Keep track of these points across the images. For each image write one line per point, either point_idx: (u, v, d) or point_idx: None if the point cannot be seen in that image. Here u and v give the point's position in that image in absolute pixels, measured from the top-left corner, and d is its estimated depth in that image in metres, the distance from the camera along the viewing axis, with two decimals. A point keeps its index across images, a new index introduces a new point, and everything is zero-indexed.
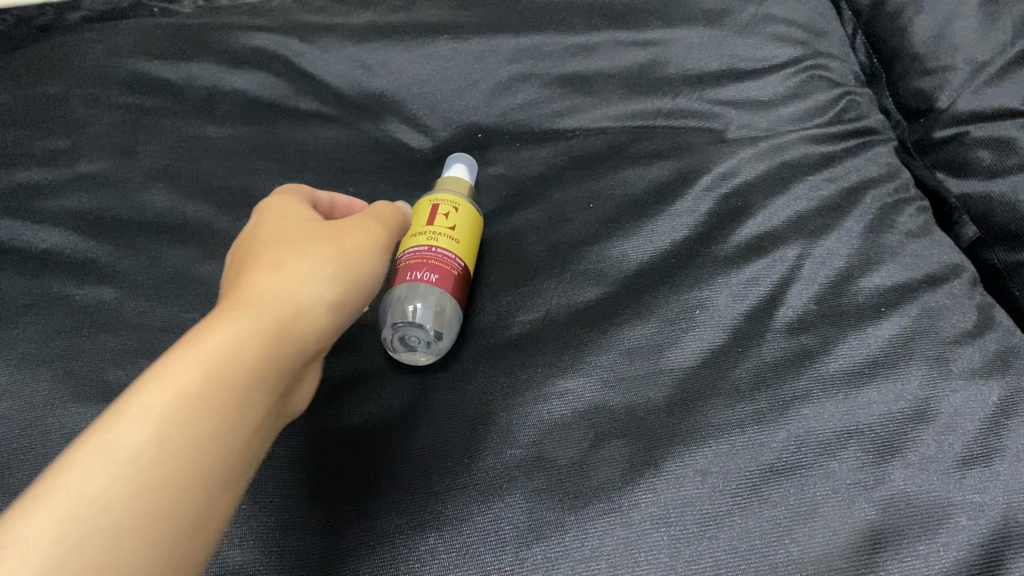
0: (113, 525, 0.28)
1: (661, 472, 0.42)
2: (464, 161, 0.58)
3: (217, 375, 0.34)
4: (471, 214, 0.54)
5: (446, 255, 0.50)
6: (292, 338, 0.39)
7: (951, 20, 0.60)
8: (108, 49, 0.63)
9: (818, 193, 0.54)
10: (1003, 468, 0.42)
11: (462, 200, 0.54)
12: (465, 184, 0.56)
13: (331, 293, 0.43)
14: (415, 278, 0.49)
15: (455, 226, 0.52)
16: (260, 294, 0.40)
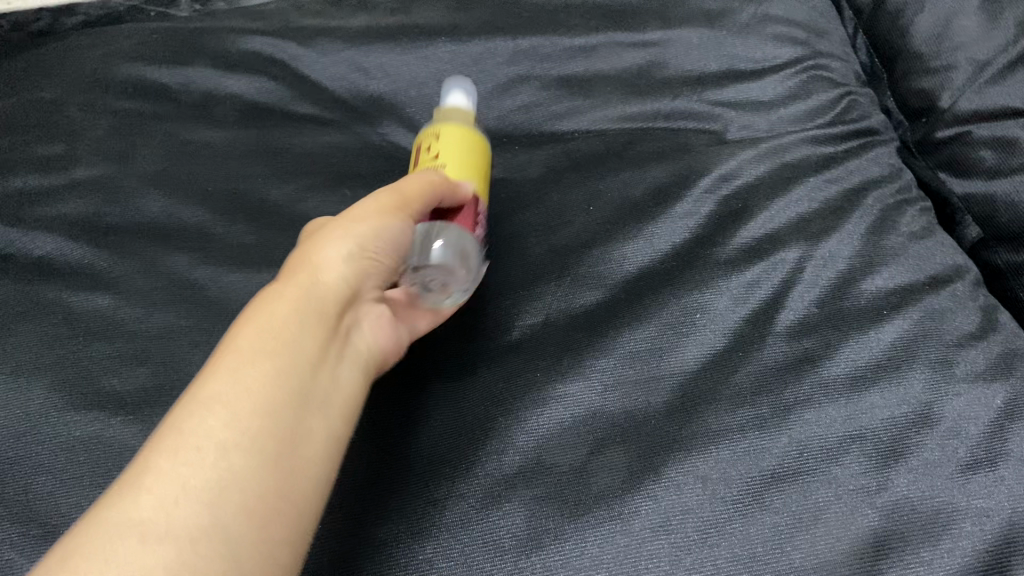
0: (214, 455, 0.31)
1: (662, 480, 0.41)
2: (454, 86, 0.57)
3: (283, 329, 0.37)
4: (458, 132, 0.52)
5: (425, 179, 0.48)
6: (348, 278, 0.41)
7: (952, 19, 0.59)
8: (105, 54, 0.63)
9: (820, 195, 0.54)
10: (1007, 473, 0.41)
11: (444, 125, 0.52)
12: (453, 108, 0.55)
13: (371, 222, 0.42)
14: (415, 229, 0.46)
15: (436, 154, 0.51)
16: (308, 251, 0.41)
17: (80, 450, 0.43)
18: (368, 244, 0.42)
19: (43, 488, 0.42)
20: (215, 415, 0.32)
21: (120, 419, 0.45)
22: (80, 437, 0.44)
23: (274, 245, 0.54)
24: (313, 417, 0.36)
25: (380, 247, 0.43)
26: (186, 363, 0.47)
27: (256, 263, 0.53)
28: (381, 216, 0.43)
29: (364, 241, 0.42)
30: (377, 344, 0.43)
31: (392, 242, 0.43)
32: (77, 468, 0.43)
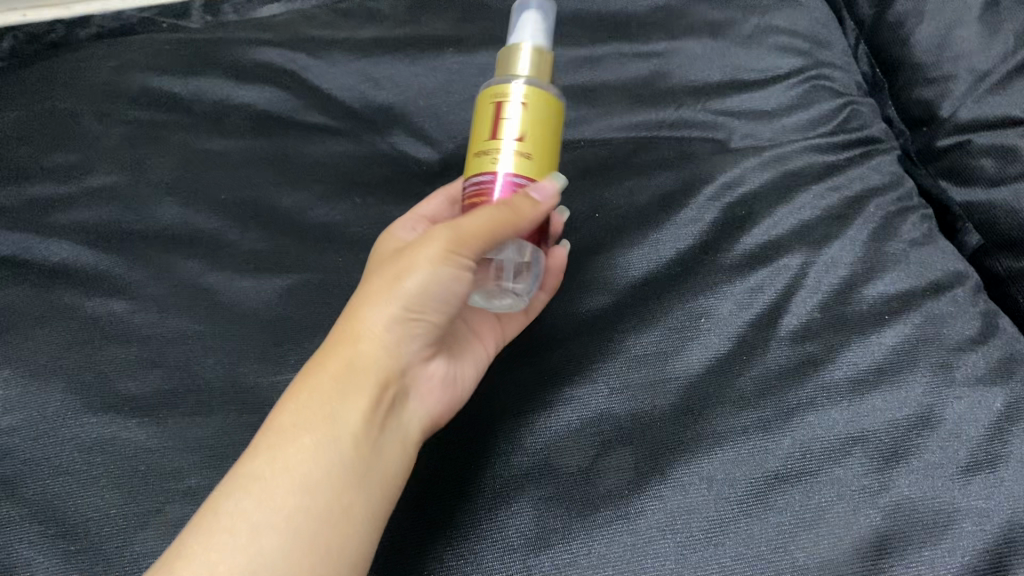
0: (249, 540, 0.35)
1: (667, 480, 0.42)
2: (533, 18, 0.46)
3: (328, 406, 0.40)
4: (547, 103, 0.44)
5: (515, 181, 0.43)
6: (390, 342, 0.42)
7: (951, 30, 0.60)
8: (120, 65, 0.62)
9: (822, 202, 0.55)
10: (1007, 474, 0.42)
11: (533, 88, 0.43)
12: (534, 58, 0.45)
13: (419, 282, 0.41)
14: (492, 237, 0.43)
15: (525, 133, 0.43)
16: (358, 311, 0.42)
17: (95, 451, 0.45)
18: (412, 305, 0.41)
19: (60, 488, 0.43)
20: (254, 499, 0.36)
21: (135, 422, 0.46)
22: (96, 438, 0.45)
23: (286, 252, 0.55)
24: (353, 490, 0.38)
25: (427, 308, 0.42)
26: (198, 367, 0.48)
27: (270, 270, 0.54)
28: (427, 276, 0.41)
29: (408, 305, 0.41)
30: (434, 393, 0.45)
31: (446, 292, 0.42)
32: (93, 469, 0.44)
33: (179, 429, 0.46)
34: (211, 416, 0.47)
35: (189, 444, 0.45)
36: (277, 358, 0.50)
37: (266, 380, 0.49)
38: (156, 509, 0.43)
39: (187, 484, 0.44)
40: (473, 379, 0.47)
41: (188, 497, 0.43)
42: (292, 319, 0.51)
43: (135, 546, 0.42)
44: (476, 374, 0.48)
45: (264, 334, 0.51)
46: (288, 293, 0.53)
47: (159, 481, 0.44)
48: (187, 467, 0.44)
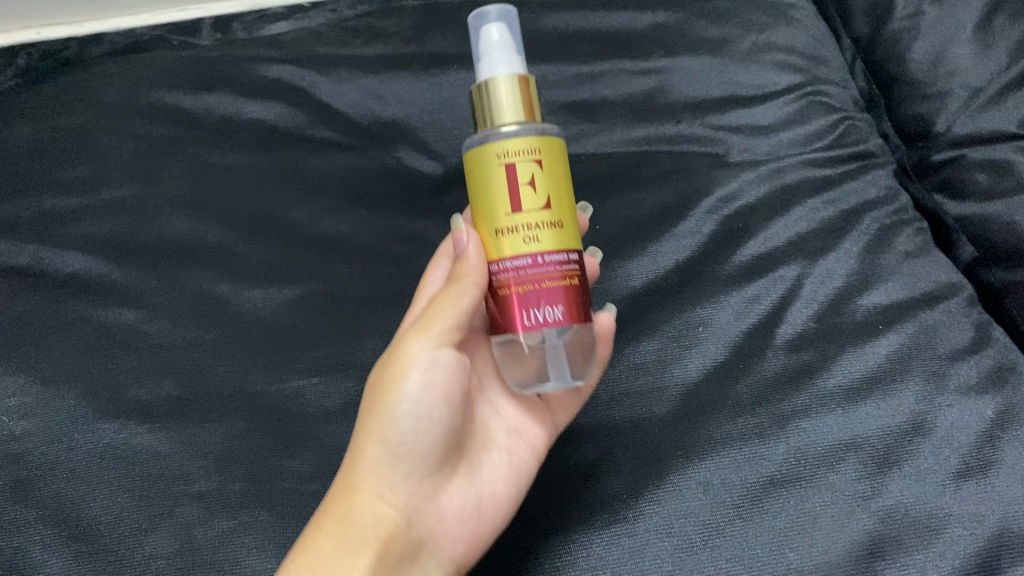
0: None
1: (665, 485, 0.45)
2: (498, 38, 0.41)
3: (326, 562, 0.38)
4: (555, 153, 0.40)
5: (554, 258, 0.39)
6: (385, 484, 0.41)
7: (946, 47, 0.61)
8: (132, 81, 0.63)
9: (818, 216, 0.56)
10: (997, 479, 0.44)
11: (538, 138, 0.39)
12: (522, 93, 0.40)
13: (393, 406, 0.40)
14: (541, 321, 0.39)
15: (548, 198, 0.39)
16: (349, 463, 0.41)
17: (109, 456, 0.46)
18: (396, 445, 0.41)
19: (74, 491, 0.45)
20: None
21: (146, 428, 0.47)
22: (109, 443, 0.47)
23: (293, 264, 0.56)
24: None
25: (409, 433, 0.41)
26: (208, 373, 0.50)
27: (278, 280, 0.55)
28: (400, 399, 0.40)
29: (388, 435, 0.40)
30: (450, 528, 0.43)
31: (430, 422, 0.41)
32: (107, 474, 0.46)
33: (191, 434, 0.47)
34: (219, 422, 0.48)
35: (199, 448, 0.47)
36: (284, 366, 0.51)
37: (273, 388, 0.50)
38: (167, 512, 0.45)
39: (198, 488, 0.46)
40: (507, 500, 0.45)
41: (197, 501, 0.45)
42: (300, 328, 0.53)
43: (147, 547, 0.44)
44: (512, 493, 0.45)
45: (271, 343, 0.52)
46: (296, 303, 0.54)
47: (171, 484, 0.46)
48: (197, 471, 0.46)
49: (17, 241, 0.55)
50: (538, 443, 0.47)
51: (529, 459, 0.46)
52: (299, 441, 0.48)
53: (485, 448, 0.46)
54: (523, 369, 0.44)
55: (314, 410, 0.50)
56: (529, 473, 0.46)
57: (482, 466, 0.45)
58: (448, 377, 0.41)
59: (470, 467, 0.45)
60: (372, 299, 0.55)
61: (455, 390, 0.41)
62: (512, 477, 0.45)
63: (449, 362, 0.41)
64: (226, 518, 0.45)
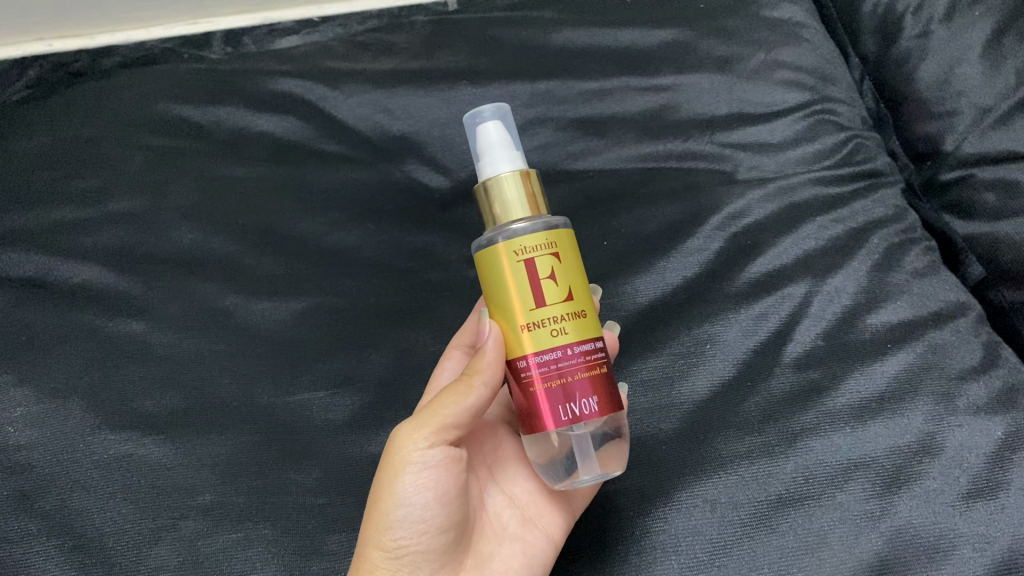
0: None
1: (672, 502, 0.46)
2: (496, 137, 0.43)
3: None
4: (568, 244, 0.41)
5: (582, 349, 0.39)
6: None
7: (954, 68, 0.61)
8: (139, 93, 0.63)
9: (826, 234, 0.55)
10: (1008, 501, 0.43)
11: (553, 231, 0.40)
12: (526, 191, 0.42)
13: (388, 508, 0.40)
14: (578, 414, 0.39)
15: (569, 288, 0.40)
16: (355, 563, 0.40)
17: (113, 468, 0.46)
18: (394, 540, 0.40)
19: (78, 503, 0.45)
20: None
21: (152, 439, 0.47)
22: (114, 455, 0.47)
23: (301, 277, 0.56)
24: None
25: (408, 535, 0.40)
26: (214, 385, 0.50)
27: (286, 293, 0.55)
28: (394, 501, 0.40)
29: (386, 539, 0.40)
30: None
31: (423, 513, 0.40)
32: (111, 485, 0.46)
33: (195, 446, 0.47)
34: (225, 435, 0.48)
35: (204, 461, 0.47)
36: (291, 378, 0.51)
37: (279, 402, 0.50)
38: (171, 525, 0.45)
39: (202, 500, 0.46)
40: None
41: (202, 514, 0.45)
42: (307, 341, 0.53)
43: (150, 560, 0.44)
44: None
45: (277, 356, 0.52)
46: (303, 317, 0.54)
47: (175, 497, 0.45)
48: (202, 483, 0.46)
49: (25, 252, 0.55)
50: (553, 530, 0.46)
51: (545, 546, 0.45)
52: (306, 454, 0.48)
53: (495, 540, 0.45)
54: (551, 458, 0.43)
55: (320, 423, 0.50)
56: (547, 562, 0.45)
57: (492, 559, 0.44)
58: (442, 472, 0.40)
59: (479, 560, 0.44)
60: (379, 314, 0.55)
61: (450, 485, 0.41)
62: (526, 567, 0.44)
63: (443, 458, 0.40)
64: (231, 531, 0.45)
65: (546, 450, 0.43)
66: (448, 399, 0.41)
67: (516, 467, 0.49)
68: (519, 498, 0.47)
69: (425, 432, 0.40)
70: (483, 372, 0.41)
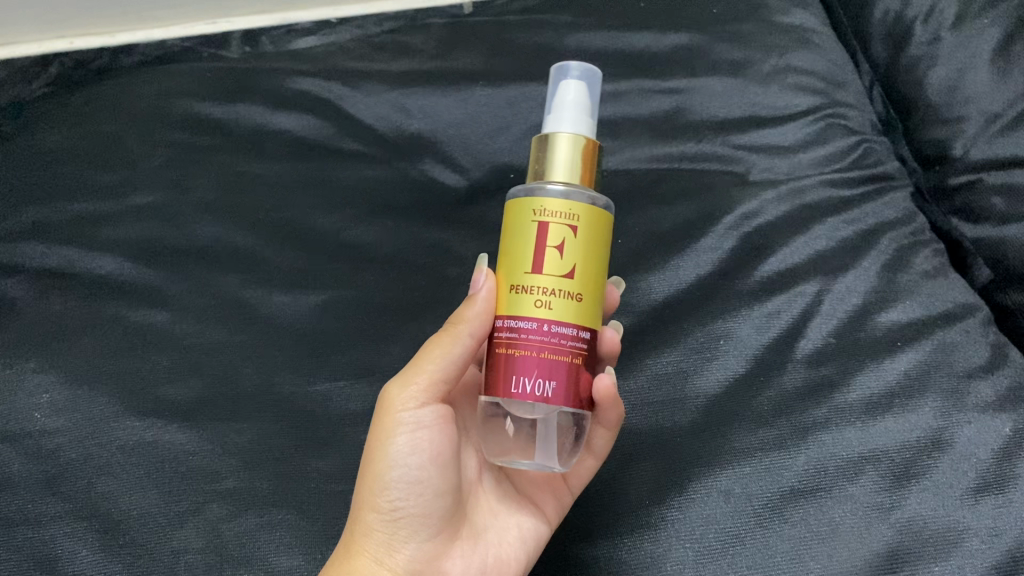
0: None
1: (686, 492, 0.47)
2: (573, 100, 0.42)
3: None
4: (596, 224, 0.40)
5: (562, 331, 0.38)
6: (383, 536, 0.41)
7: (964, 74, 0.62)
8: (162, 90, 0.64)
9: (837, 234, 0.56)
10: (1015, 496, 0.45)
11: (581, 205, 0.39)
12: (578, 160, 0.41)
13: (384, 469, 0.41)
14: (526, 390, 0.38)
15: (572, 267, 0.39)
16: (352, 520, 0.41)
17: (138, 453, 0.48)
18: (388, 501, 0.40)
19: (105, 487, 0.47)
20: None
21: (176, 426, 0.49)
22: (139, 441, 0.48)
23: (319, 269, 0.57)
24: None
25: (402, 497, 0.41)
26: (237, 374, 0.51)
27: (305, 286, 0.56)
28: (388, 463, 0.40)
29: (382, 500, 0.41)
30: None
31: (416, 474, 0.41)
32: (137, 470, 0.47)
33: (218, 433, 0.49)
34: (246, 423, 0.49)
35: (227, 447, 0.48)
36: (310, 368, 0.52)
37: (299, 391, 0.51)
38: (196, 508, 0.46)
39: (225, 485, 0.47)
40: (517, 566, 0.45)
41: (226, 498, 0.47)
42: (326, 333, 0.53)
43: (175, 542, 0.45)
44: (522, 558, 0.45)
45: (297, 346, 0.53)
46: (322, 309, 0.55)
47: (199, 482, 0.47)
48: (225, 469, 0.47)
49: (49, 241, 0.57)
50: (549, 507, 0.47)
51: (541, 523, 0.47)
52: (325, 441, 0.49)
53: (492, 511, 0.46)
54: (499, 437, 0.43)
55: (339, 413, 0.50)
56: (540, 536, 0.46)
57: (487, 531, 0.45)
58: (435, 433, 0.41)
59: (477, 531, 0.45)
60: (396, 308, 0.56)
61: (445, 447, 0.41)
62: (520, 542, 0.45)
63: (435, 417, 0.41)
64: (254, 516, 0.46)
65: (500, 426, 0.42)
66: (436, 357, 0.41)
67: None
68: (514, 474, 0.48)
69: (418, 394, 0.41)
70: (467, 322, 0.41)
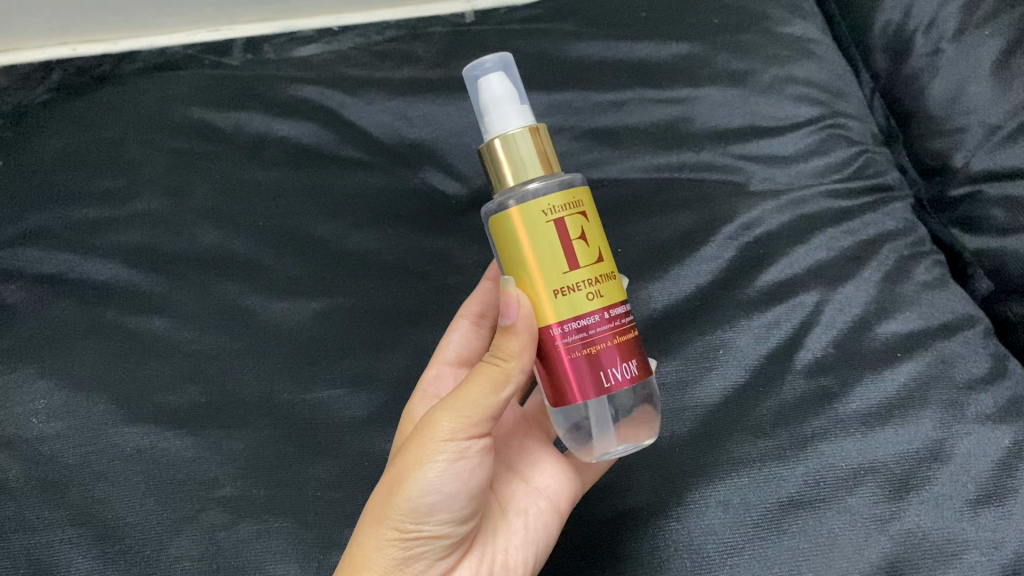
0: None
1: (685, 503, 0.47)
2: (502, 92, 0.42)
3: None
4: (589, 203, 0.41)
5: (619, 312, 0.40)
6: (397, 555, 0.39)
7: (965, 85, 0.62)
8: (163, 97, 0.64)
9: (837, 245, 0.56)
10: (1015, 508, 0.44)
11: (576, 188, 0.40)
12: (537, 148, 0.41)
13: (417, 491, 0.38)
14: (620, 376, 0.40)
15: (599, 251, 0.40)
16: (367, 531, 0.39)
17: (137, 460, 0.48)
18: (415, 522, 0.39)
19: (103, 493, 0.47)
20: None
21: (175, 433, 0.49)
22: (137, 447, 0.48)
23: (319, 278, 0.57)
24: None
25: (430, 523, 0.39)
26: (236, 382, 0.51)
27: (305, 293, 0.56)
28: (424, 486, 0.38)
29: (408, 522, 0.38)
30: None
31: (448, 504, 0.39)
32: (134, 476, 0.47)
33: (216, 440, 0.49)
34: (246, 430, 0.49)
35: (225, 455, 0.48)
36: (310, 376, 0.52)
37: (298, 399, 0.51)
38: (193, 516, 0.46)
39: (223, 493, 0.47)
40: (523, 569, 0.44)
41: (223, 505, 0.46)
42: (325, 341, 0.53)
43: (172, 549, 0.45)
44: (529, 561, 0.44)
45: (297, 354, 0.53)
46: (322, 316, 0.55)
47: (197, 489, 0.47)
48: (223, 477, 0.47)
49: (49, 248, 0.57)
50: (561, 504, 0.47)
51: (551, 525, 0.46)
52: (324, 449, 0.49)
53: (497, 523, 0.45)
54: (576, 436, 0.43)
55: (336, 419, 0.50)
56: (548, 536, 0.46)
57: (496, 534, 0.44)
58: (474, 467, 0.40)
59: (486, 545, 0.43)
60: (396, 315, 0.55)
61: (479, 480, 0.40)
62: (524, 544, 0.45)
63: (475, 450, 0.40)
64: (250, 523, 0.46)
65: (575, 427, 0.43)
66: (487, 391, 0.40)
67: (525, 444, 0.51)
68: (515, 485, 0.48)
69: (467, 426, 0.39)
70: (518, 357, 0.40)
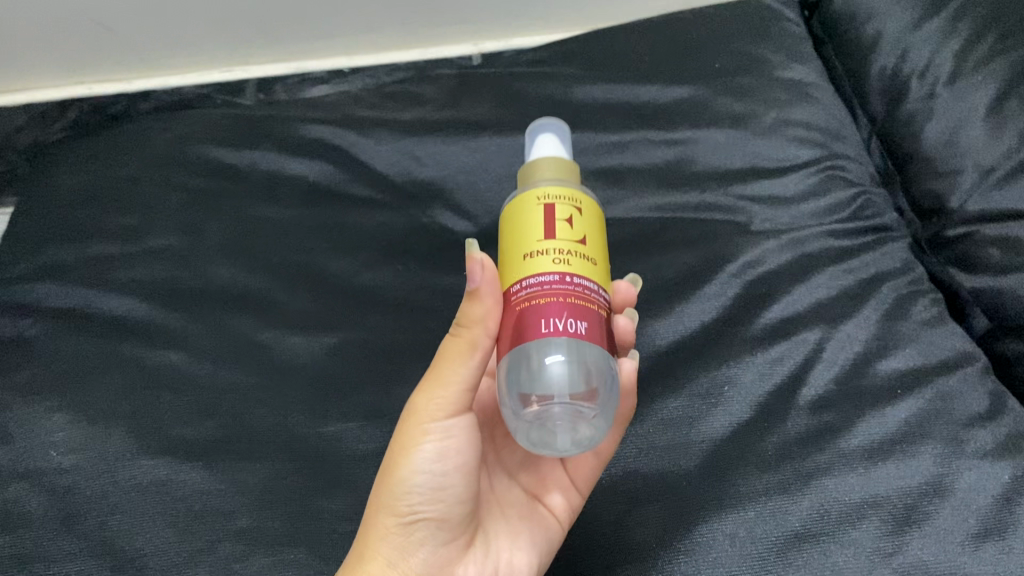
0: None
1: (692, 537, 0.47)
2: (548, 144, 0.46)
3: None
4: (595, 213, 0.42)
5: (583, 282, 0.39)
6: (399, 534, 0.41)
7: (959, 130, 0.64)
8: (177, 137, 0.67)
9: (837, 283, 0.58)
10: (1016, 542, 0.45)
11: (582, 192, 0.42)
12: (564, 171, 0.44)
13: (408, 475, 0.40)
14: (558, 327, 0.37)
15: (583, 235, 0.40)
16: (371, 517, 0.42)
17: (153, 492, 0.48)
18: (410, 505, 0.40)
19: (120, 524, 0.47)
20: None
21: (192, 466, 0.49)
22: (152, 478, 0.49)
23: (334, 314, 0.58)
24: None
25: (423, 503, 0.40)
26: (251, 415, 0.52)
27: (319, 327, 0.57)
28: (412, 469, 0.40)
29: (403, 505, 0.40)
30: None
31: (438, 482, 0.41)
32: (151, 508, 0.48)
33: (232, 471, 0.49)
34: (259, 462, 0.50)
35: (239, 487, 0.49)
36: (324, 410, 0.53)
37: (311, 434, 0.52)
38: (210, 546, 0.46)
39: (237, 525, 0.47)
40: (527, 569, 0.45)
41: (237, 536, 0.47)
42: (338, 376, 0.54)
43: None
44: (532, 559, 0.45)
45: (312, 388, 0.54)
46: (333, 351, 0.56)
47: (216, 519, 0.47)
48: (238, 509, 0.48)
49: (67, 284, 0.58)
50: (558, 504, 0.48)
51: (551, 527, 0.47)
52: (341, 481, 0.50)
53: (497, 518, 0.46)
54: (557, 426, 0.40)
55: (350, 451, 0.51)
56: (552, 536, 0.47)
57: (496, 534, 0.45)
58: (460, 443, 0.41)
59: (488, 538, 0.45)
60: (406, 348, 0.56)
61: (468, 454, 0.41)
62: (530, 547, 0.46)
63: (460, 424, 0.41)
64: (266, 555, 0.46)
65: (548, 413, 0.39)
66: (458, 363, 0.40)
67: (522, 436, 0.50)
68: (520, 474, 0.49)
69: (447, 406, 0.40)
70: (481, 322, 0.39)
